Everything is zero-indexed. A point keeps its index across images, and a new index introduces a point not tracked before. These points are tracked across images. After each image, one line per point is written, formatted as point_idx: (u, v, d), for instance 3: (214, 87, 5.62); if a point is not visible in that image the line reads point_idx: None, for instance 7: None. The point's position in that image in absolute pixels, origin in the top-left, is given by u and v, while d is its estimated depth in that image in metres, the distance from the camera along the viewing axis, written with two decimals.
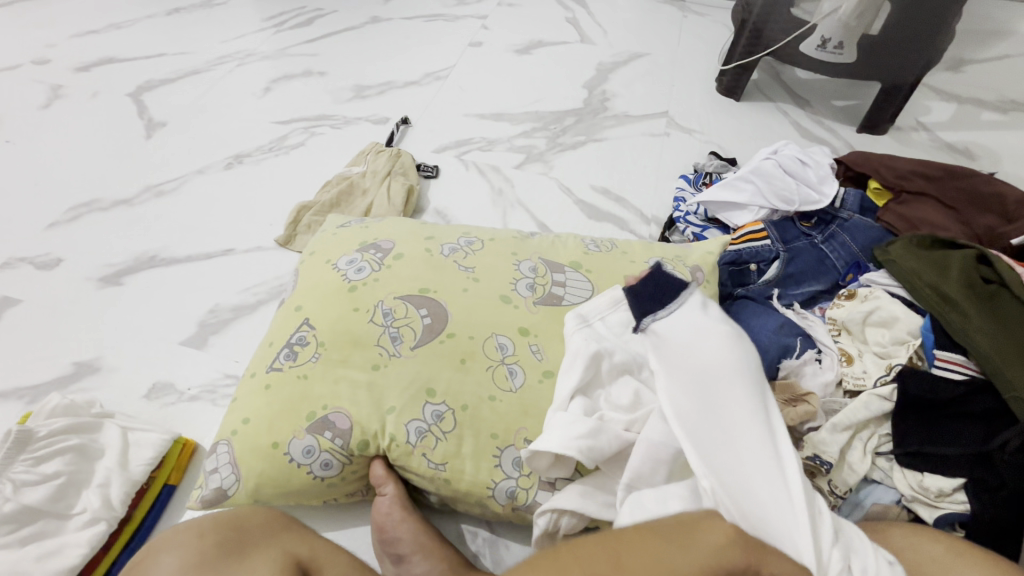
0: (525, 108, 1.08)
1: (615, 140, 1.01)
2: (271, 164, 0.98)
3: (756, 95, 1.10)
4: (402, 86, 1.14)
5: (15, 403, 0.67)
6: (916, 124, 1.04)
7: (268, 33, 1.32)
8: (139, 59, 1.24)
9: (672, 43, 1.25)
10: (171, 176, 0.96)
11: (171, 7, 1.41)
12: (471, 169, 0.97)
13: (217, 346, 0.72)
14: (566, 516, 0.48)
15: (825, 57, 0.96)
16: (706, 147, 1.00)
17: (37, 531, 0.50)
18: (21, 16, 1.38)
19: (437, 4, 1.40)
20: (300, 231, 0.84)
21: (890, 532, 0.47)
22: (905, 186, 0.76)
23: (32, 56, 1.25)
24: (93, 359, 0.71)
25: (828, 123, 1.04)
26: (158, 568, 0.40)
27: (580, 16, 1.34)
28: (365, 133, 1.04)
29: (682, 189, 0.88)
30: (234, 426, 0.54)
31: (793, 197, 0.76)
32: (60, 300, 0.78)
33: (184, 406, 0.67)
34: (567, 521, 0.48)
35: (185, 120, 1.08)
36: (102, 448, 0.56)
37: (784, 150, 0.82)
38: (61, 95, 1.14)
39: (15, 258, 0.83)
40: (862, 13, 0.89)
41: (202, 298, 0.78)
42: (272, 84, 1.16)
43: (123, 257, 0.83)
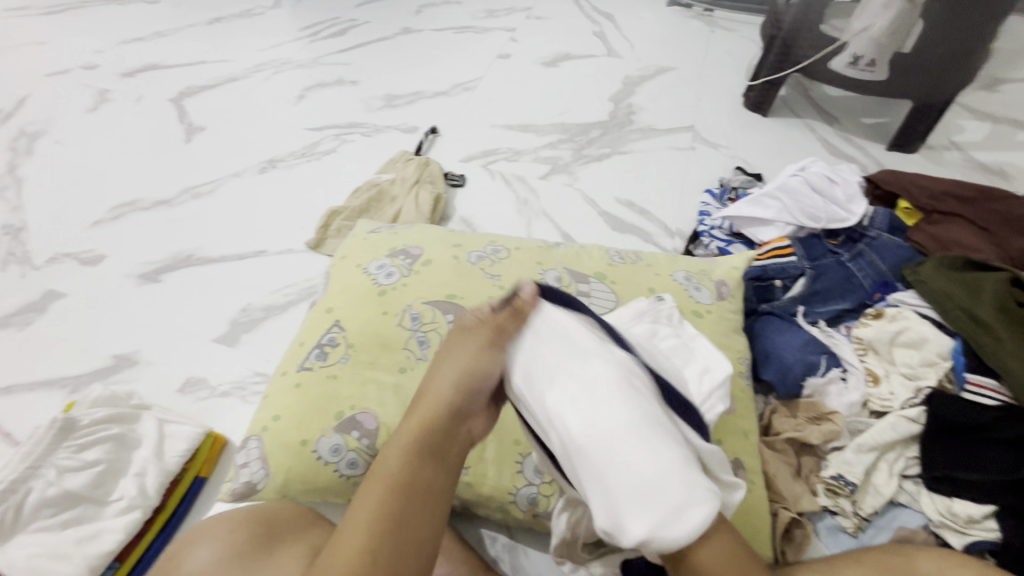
0: (551, 119, 1.10)
1: (640, 153, 1.02)
2: (303, 170, 1.01)
3: (783, 111, 1.10)
4: (431, 96, 1.17)
5: (58, 392, 0.70)
6: (949, 143, 1.02)
7: (303, 43, 1.36)
8: (181, 66, 1.29)
9: (699, 58, 1.25)
10: (209, 179, 1.00)
11: (211, 17, 1.47)
12: (497, 179, 0.98)
13: (248, 344, 0.75)
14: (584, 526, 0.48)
15: (857, 75, 0.95)
16: (732, 161, 1.00)
17: (76, 515, 0.52)
18: (72, 23, 1.45)
19: (466, 16, 1.43)
20: (330, 235, 0.86)
21: (917, 556, 0.46)
22: (937, 206, 0.75)
23: (81, 62, 1.31)
24: (132, 353, 0.74)
25: (857, 140, 1.04)
26: (195, 559, 0.42)
27: (608, 30, 1.36)
28: (395, 141, 1.06)
29: (707, 204, 0.89)
30: (264, 423, 0.55)
31: (820, 214, 0.75)
32: (102, 295, 0.81)
33: (216, 401, 0.69)
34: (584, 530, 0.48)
35: (223, 125, 1.12)
36: (139, 439, 0.58)
37: (812, 167, 0.82)
38: (107, 99, 1.19)
39: (61, 253, 0.87)
40: (895, 30, 0.88)
41: (235, 298, 0.80)
42: (306, 92, 1.20)
43: (161, 255, 0.87)
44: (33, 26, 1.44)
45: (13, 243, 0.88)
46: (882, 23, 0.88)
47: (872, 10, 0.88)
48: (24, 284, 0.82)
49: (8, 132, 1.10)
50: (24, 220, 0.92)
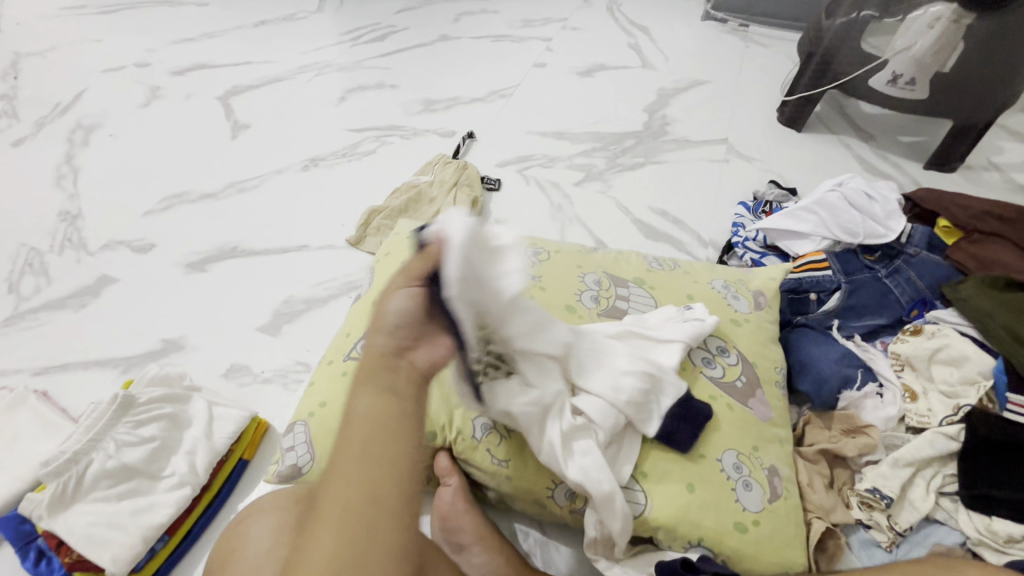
0: (585, 128, 1.12)
1: (674, 163, 1.03)
2: (344, 169, 1.04)
3: (818, 127, 1.10)
4: (468, 102, 1.20)
5: (110, 371, 0.73)
6: (988, 164, 1.02)
7: (345, 46, 1.40)
8: (228, 66, 1.34)
9: (733, 72, 1.26)
10: (253, 174, 1.04)
11: (257, 20, 1.53)
12: (531, 184, 1.00)
13: (290, 334, 0.77)
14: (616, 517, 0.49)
15: (895, 92, 0.95)
16: (765, 175, 1.00)
17: (131, 488, 0.55)
18: (126, 22, 1.51)
19: (503, 25, 1.46)
20: (370, 233, 0.89)
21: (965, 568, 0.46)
22: (978, 226, 0.74)
23: (135, 59, 1.37)
24: (179, 338, 0.77)
25: (893, 158, 1.03)
26: (258, 528, 0.46)
27: (643, 42, 1.37)
28: (433, 144, 1.09)
29: (741, 216, 0.89)
30: (311, 408, 0.57)
31: (857, 230, 0.75)
32: (152, 281, 0.85)
33: (259, 387, 0.71)
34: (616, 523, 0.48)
35: (267, 124, 1.16)
36: (191, 418, 0.61)
37: (850, 183, 0.82)
38: (159, 95, 1.25)
39: (114, 240, 0.91)
40: (938, 51, 0.88)
41: (277, 289, 0.83)
42: (347, 94, 1.23)
43: (208, 245, 0.90)
44: (89, 24, 1.50)
45: (69, 228, 0.92)
46: (925, 43, 0.88)
47: (915, 30, 0.89)
48: (80, 268, 0.86)
49: (67, 124, 1.16)
50: (80, 207, 0.97)
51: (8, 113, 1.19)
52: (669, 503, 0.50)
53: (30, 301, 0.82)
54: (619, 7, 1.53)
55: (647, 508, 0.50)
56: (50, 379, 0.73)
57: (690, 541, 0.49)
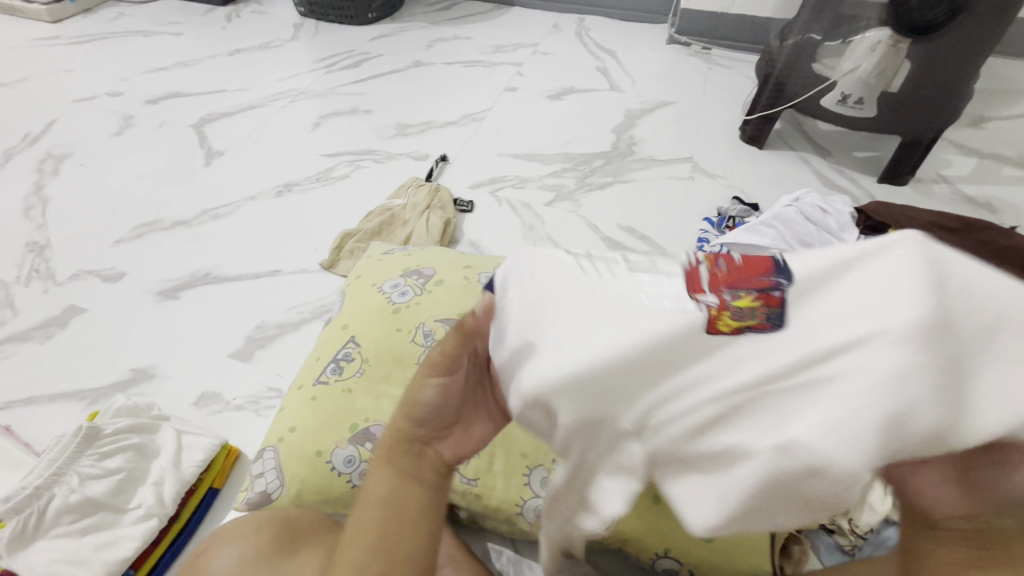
0: (555, 149, 1.15)
1: (641, 182, 1.06)
2: (318, 194, 1.05)
3: (778, 145, 1.15)
4: (441, 126, 1.22)
5: (77, 403, 0.72)
6: (936, 176, 1.07)
7: (319, 73, 1.42)
8: (203, 94, 1.35)
9: (697, 94, 1.32)
10: (227, 201, 1.04)
11: (232, 48, 1.54)
12: (503, 205, 1.02)
13: (262, 360, 0.77)
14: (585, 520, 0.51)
15: (846, 111, 1.01)
16: (729, 192, 1.04)
17: (95, 522, 0.54)
18: (100, 53, 1.52)
19: (475, 51, 1.50)
20: (343, 256, 0.90)
21: None
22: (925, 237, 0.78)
23: (108, 89, 1.37)
24: (149, 367, 0.76)
25: (849, 172, 1.08)
26: (220, 558, 0.46)
27: (610, 66, 1.43)
28: (407, 168, 1.11)
29: (705, 231, 0.92)
30: (280, 434, 0.58)
31: (813, 242, 0.79)
32: (123, 312, 0.84)
33: (230, 414, 0.71)
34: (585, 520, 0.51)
35: (242, 151, 1.17)
36: (158, 449, 0.60)
37: (805, 198, 0.86)
38: (131, 124, 1.25)
39: (83, 270, 0.90)
40: (881, 73, 0.94)
41: (250, 315, 0.83)
42: (322, 120, 1.25)
43: (179, 273, 0.90)
44: (62, 55, 1.51)
45: (37, 259, 0.91)
46: (868, 65, 0.94)
47: (859, 54, 0.94)
48: (47, 299, 0.85)
49: (36, 154, 1.15)
50: (49, 238, 0.96)
51: None
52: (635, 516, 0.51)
53: None
54: (587, 33, 1.58)
55: (612, 523, 0.51)
56: (14, 414, 0.71)
57: (657, 551, 0.51)
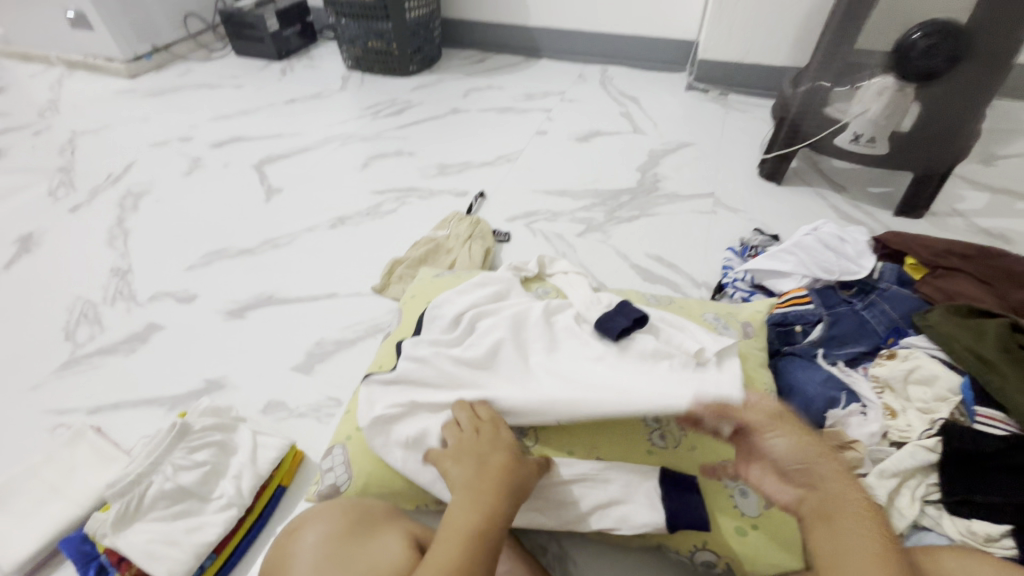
0: (585, 186, 1.24)
1: (666, 215, 1.14)
2: (368, 226, 1.15)
3: (795, 181, 1.23)
4: (479, 165, 1.33)
5: (158, 408, 0.80)
6: (951, 210, 1.12)
7: (366, 120, 1.56)
8: (262, 139, 1.49)
9: (716, 135, 1.41)
10: (287, 232, 1.15)
11: (288, 98, 1.71)
12: (538, 236, 1.11)
13: (322, 373, 0.84)
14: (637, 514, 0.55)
15: (859, 149, 1.07)
16: (750, 224, 1.11)
17: (185, 508, 0.60)
18: (172, 103, 1.70)
19: (507, 99, 1.63)
20: (393, 281, 0.98)
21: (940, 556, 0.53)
22: (941, 262, 0.83)
23: (178, 134, 1.52)
24: (220, 378, 0.84)
25: (865, 207, 1.14)
26: (306, 538, 0.51)
27: (633, 110, 1.54)
28: (448, 204, 1.21)
29: (730, 259, 0.98)
30: (348, 433, 0.65)
31: (832, 267, 0.84)
32: (197, 329, 0.93)
33: (294, 420, 0.78)
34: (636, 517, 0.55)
35: (299, 188, 1.29)
36: (237, 446, 0.67)
37: (823, 228, 0.91)
38: (200, 165, 1.39)
39: (161, 292, 1.00)
40: (890, 115, 1.00)
41: (310, 333, 0.91)
42: (370, 160, 1.37)
43: (246, 295, 0.99)
44: (138, 106, 1.69)
45: (121, 282, 1.02)
46: (877, 108, 1.00)
47: (868, 97, 1.01)
48: (130, 318, 0.95)
49: (117, 192, 1.28)
50: (130, 264, 1.07)
51: (65, 183, 1.32)
52: None
53: (84, 347, 0.90)
54: (611, 82, 1.71)
55: None
56: (103, 417, 0.79)
57: (695, 543, 0.56)
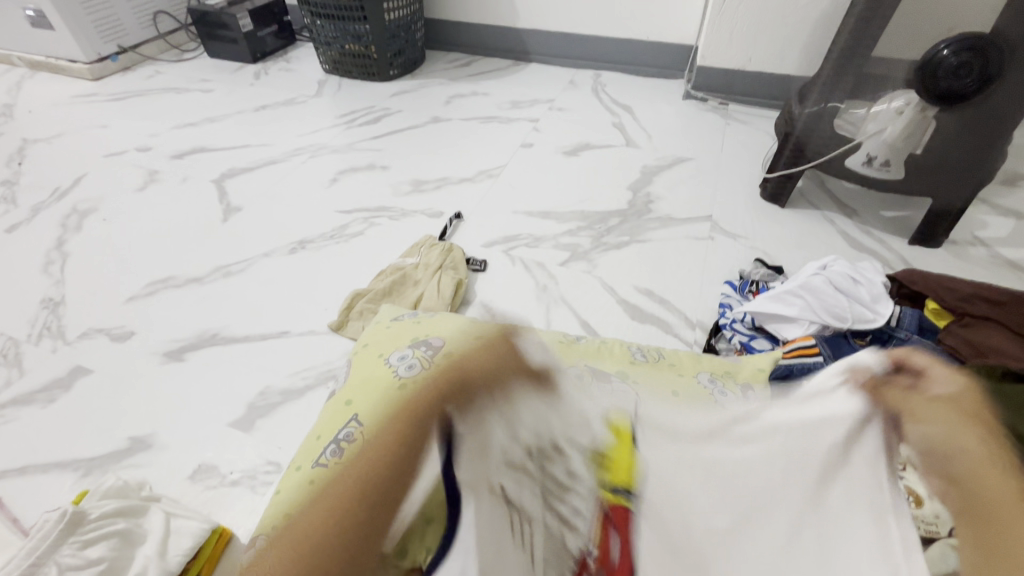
0: (571, 207, 1.14)
1: (658, 241, 1.04)
2: (332, 251, 1.05)
3: (800, 203, 1.13)
4: (457, 182, 1.23)
5: (70, 474, 0.70)
6: (973, 238, 1.02)
7: (340, 129, 1.46)
8: (227, 149, 1.39)
9: (715, 150, 1.31)
10: (241, 258, 1.04)
11: (259, 104, 1.60)
12: (517, 264, 1.00)
13: (262, 430, 0.74)
14: None
15: (872, 173, 0.97)
16: (751, 253, 1.00)
17: None
18: (134, 109, 1.59)
19: (492, 107, 1.52)
20: (352, 317, 0.88)
21: None
22: (968, 310, 0.72)
23: (137, 144, 1.41)
24: (147, 436, 0.74)
25: (877, 233, 1.04)
26: None
27: (626, 121, 1.43)
28: (420, 226, 1.10)
29: (728, 296, 0.89)
30: (270, 525, 0.52)
31: (845, 313, 0.75)
32: (128, 374, 0.82)
33: (225, 491, 0.68)
34: None
35: (260, 205, 1.18)
36: (144, 535, 0.57)
37: (834, 265, 0.81)
38: (156, 179, 1.28)
39: (93, 328, 0.90)
40: (909, 135, 0.90)
41: (254, 380, 0.81)
42: (339, 175, 1.27)
43: (187, 333, 0.89)
44: (97, 112, 1.58)
45: (50, 317, 0.92)
46: (895, 128, 0.90)
47: (883, 117, 0.90)
48: (55, 360, 0.84)
49: (61, 210, 1.17)
50: (64, 294, 0.96)
51: (7, 198, 1.21)
52: None
53: None
54: (604, 89, 1.61)
55: None
56: (5, 486, 0.69)
57: None
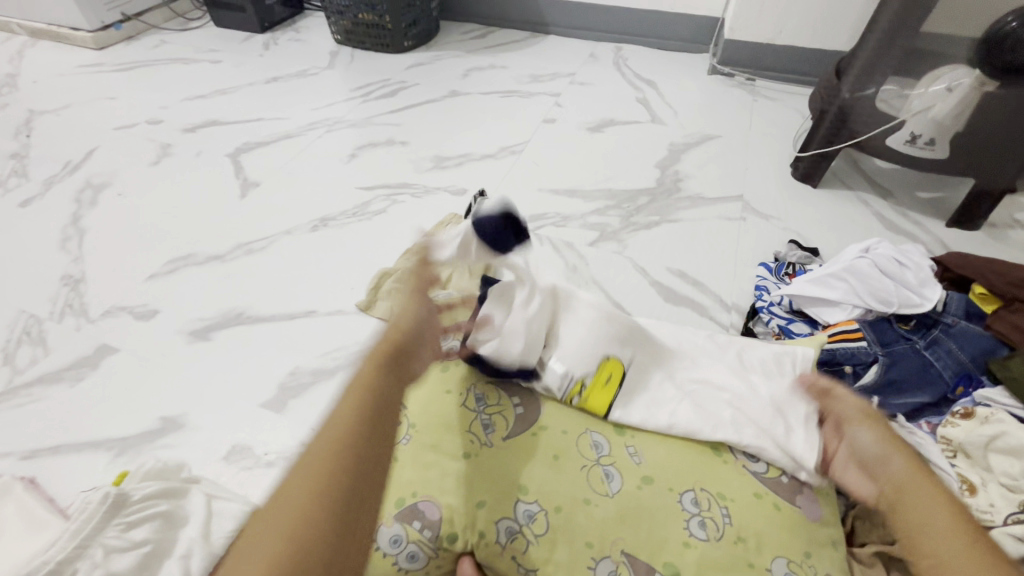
0: (597, 185, 1.11)
1: (688, 222, 1.01)
2: (354, 229, 1.02)
3: (833, 183, 1.10)
4: (479, 158, 1.19)
5: (103, 454, 0.69)
6: (1011, 221, 1.00)
7: (355, 102, 1.41)
8: (240, 123, 1.35)
9: (743, 127, 1.27)
10: (262, 235, 1.02)
11: (270, 76, 1.55)
12: (544, 244, 0.98)
13: (295, 411, 0.73)
14: None
15: (914, 152, 0.93)
16: (785, 234, 0.98)
17: None
18: (141, 79, 1.54)
19: (512, 81, 1.48)
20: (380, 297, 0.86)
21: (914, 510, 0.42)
22: (1019, 294, 0.69)
23: (147, 117, 1.37)
24: (179, 416, 0.73)
25: (913, 215, 1.01)
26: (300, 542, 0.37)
27: (651, 96, 1.39)
28: (444, 204, 1.07)
29: (764, 278, 0.87)
30: None
31: (891, 298, 0.72)
32: (154, 354, 0.81)
33: (261, 472, 0.67)
34: None
35: (278, 181, 1.15)
36: (188, 516, 0.56)
37: (878, 248, 0.78)
38: (169, 153, 1.24)
39: (116, 306, 0.88)
40: (959, 113, 0.87)
41: (283, 360, 0.79)
42: (358, 150, 1.23)
43: (213, 312, 0.87)
44: (104, 82, 1.53)
45: (71, 294, 0.90)
46: (945, 105, 0.87)
47: (934, 92, 0.87)
48: (79, 338, 0.83)
49: (75, 184, 1.15)
50: (84, 271, 0.94)
51: (18, 171, 1.18)
52: None
53: (23, 374, 0.78)
54: (626, 62, 1.56)
55: None
56: (40, 465, 0.68)
57: None
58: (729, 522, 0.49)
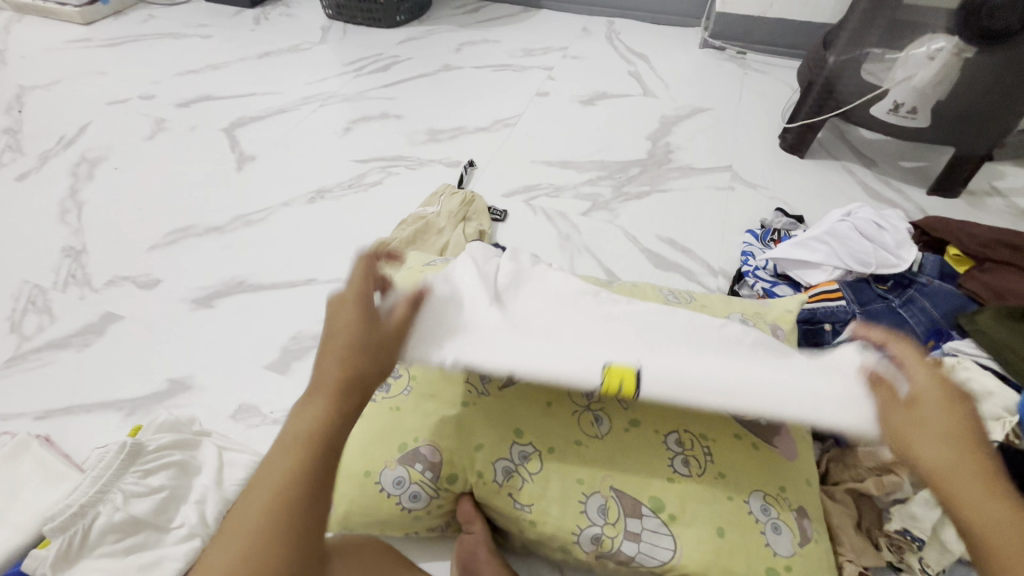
0: (589, 157, 1.13)
1: (678, 191, 1.04)
2: (350, 201, 1.04)
3: (819, 153, 1.12)
4: (473, 131, 1.20)
5: (114, 414, 0.71)
6: (990, 189, 1.03)
7: (348, 77, 1.41)
8: (233, 97, 1.35)
9: (732, 99, 1.29)
10: (259, 208, 1.03)
11: (261, 51, 1.54)
12: (538, 214, 1.00)
13: (298, 372, 0.76)
14: (665, 547, 0.49)
15: (898, 121, 0.95)
16: (772, 203, 1.01)
17: (139, 542, 0.52)
18: (132, 54, 1.53)
19: (505, 55, 1.48)
20: None
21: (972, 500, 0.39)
22: (990, 255, 0.73)
23: (139, 92, 1.37)
24: (185, 377, 0.76)
25: (897, 184, 1.04)
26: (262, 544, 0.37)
27: (642, 70, 1.40)
28: (438, 175, 1.09)
29: (750, 244, 0.89)
30: None
31: (869, 258, 0.75)
32: (158, 320, 0.83)
33: (268, 428, 0.70)
34: (663, 552, 0.49)
35: (273, 155, 1.16)
36: (200, 466, 0.59)
37: (858, 213, 0.81)
38: (163, 128, 1.25)
39: (118, 276, 0.90)
40: (940, 82, 0.88)
41: (285, 325, 0.82)
42: (351, 125, 1.24)
43: (215, 281, 0.89)
44: (94, 58, 1.52)
45: (74, 265, 0.91)
46: (927, 74, 0.88)
47: (914, 62, 0.89)
48: (84, 306, 0.85)
49: (71, 158, 1.15)
50: (85, 243, 0.96)
51: (13, 146, 1.18)
52: (698, 546, 0.49)
53: (31, 340, 0.80)
54: (618, 37, 1.56)
55: (676, 554, 0.49)
56: (53, 424, 0.71)
57: None
58: (711, 459, 0.53)
